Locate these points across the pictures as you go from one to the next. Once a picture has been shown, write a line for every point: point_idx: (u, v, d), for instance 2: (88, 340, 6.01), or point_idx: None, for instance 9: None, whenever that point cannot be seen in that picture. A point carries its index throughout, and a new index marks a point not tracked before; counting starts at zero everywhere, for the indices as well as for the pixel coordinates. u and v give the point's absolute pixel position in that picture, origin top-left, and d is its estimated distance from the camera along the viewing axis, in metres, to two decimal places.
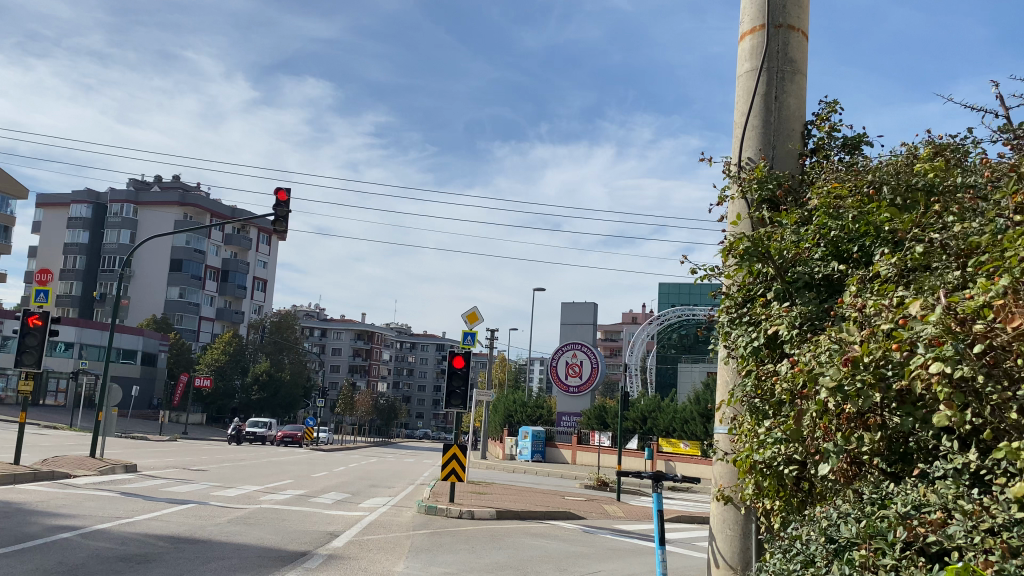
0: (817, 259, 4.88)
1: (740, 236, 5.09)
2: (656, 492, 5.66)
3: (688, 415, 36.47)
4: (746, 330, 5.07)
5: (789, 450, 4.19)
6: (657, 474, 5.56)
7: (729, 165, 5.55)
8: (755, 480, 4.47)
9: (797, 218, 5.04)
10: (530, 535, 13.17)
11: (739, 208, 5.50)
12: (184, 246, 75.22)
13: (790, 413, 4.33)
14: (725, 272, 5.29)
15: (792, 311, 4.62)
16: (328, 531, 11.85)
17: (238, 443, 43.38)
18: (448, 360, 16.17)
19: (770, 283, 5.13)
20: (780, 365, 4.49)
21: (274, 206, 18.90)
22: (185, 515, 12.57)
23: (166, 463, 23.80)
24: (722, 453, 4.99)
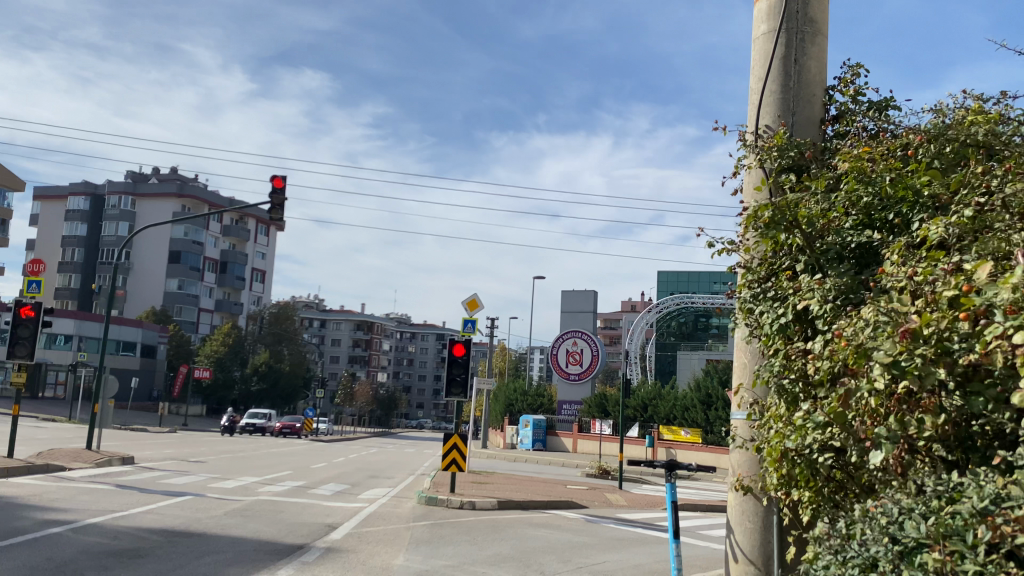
0: (848, 229, 4.57)
1: (763, 204, 4.74)
2: (669, 482, 5.37)
3: (687, 402, 36.08)
4: (771, 305, 4.68)
5: (829, 437, 3.75)
6: (670, 464, 5.28)
7: (745, 134, 5.26)
8: (784, 468, 4.07)
9: (826, 183, 4.73)
10: (533, 525, 12.93)
11: (756, 178, 5.19)
12: (182, 237, 74.85)
13: (829, 395, 3.90)
14: (743, 244, 4.97)
15: (825, 283, 4.26)
16: (326, 523, 11.58)
17: (231, 434, 42.25)
18: (447, 349, 15.89)
19: (795, 255, 4.74)
20: (813, 343, 4.10)
21: (269, 193, 18.63)
22: (181, 507, 12.32)
23: (164, 454, 23.58)
24: (741, 440, 4.67)
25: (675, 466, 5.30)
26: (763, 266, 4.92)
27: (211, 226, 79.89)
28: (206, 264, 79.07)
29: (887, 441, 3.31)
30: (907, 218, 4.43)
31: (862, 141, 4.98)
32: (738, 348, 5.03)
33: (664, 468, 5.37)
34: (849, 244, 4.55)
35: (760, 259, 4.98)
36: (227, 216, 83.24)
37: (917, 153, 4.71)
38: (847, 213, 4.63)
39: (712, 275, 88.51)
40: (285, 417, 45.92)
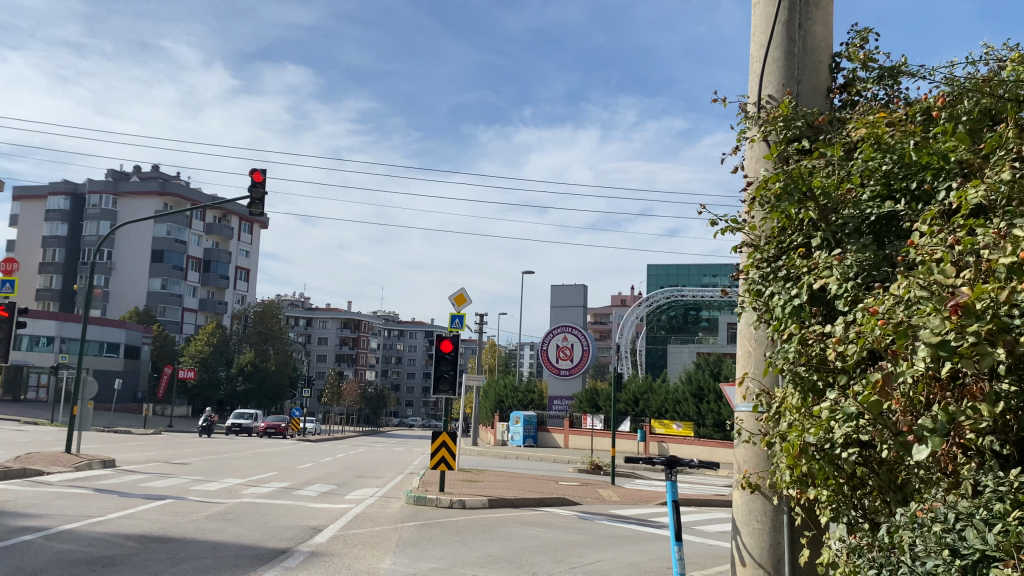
0: (865, 202, 4.29)
1: (773, 175, 4.47)
2: (670, 480, 5.11)
3: (680, 396, 35.83)
4: (784, 288, 4.38)
5: (859, 429, 3.47)
6: (671, 460, 5.02)
7: (746, 106, 5.00)
8: (806, 465, 3.79)
9: (840, 151, 4.43)
10: (524, 524, 12.64)
11: (758, 152, 4.92)
12: (165, 237, 74.10)
13: (856, 381, 3.63)
14: (749, 221, 4.70)
15: (843, 260, 3.99)
16: (311, 525, 11.26)
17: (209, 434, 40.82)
18: (435, 345, 15.57)
19: (808, 232, 4.51)
20: (833, 326, 3.83)
21: (250, 188, 18.25)
22: (162, 511, 11.95)
23: (147, 457, 23.14)
24: (747, 435, 4.41)
25: (676, 464, 5.04)
26: (772, 245, 4.65)
27: (194, 225, 79.13)
28: (190, 264, 78.31)
29: (933, 433, 2.99)
30: (929, 186, 4.12)
31: (871, 107, 4.71)
32: (743, 336, 4.74)
33: (664, 466, 5.11)
34: (866, 217, 4.29)
35: (767, 238, 4.71)
36: (210, 214, 82.43)
37: (938, 117, 4.49)
38: (863, 183, 4.34)
39: (701, 268, 88.44)
40: (270, 417, 45.35)
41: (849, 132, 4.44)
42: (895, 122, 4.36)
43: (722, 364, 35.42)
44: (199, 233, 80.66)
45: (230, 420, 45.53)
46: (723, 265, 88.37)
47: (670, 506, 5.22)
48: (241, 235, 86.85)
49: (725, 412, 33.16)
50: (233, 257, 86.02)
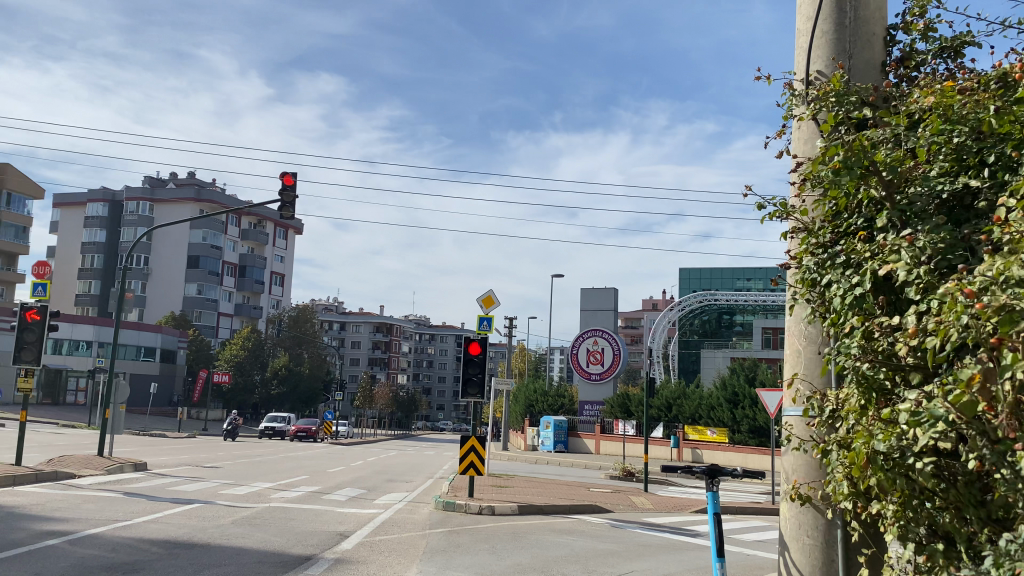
0: (934, 178, 3.90)
1: (831, 146, 4.09)
2: (711, 491, 4.80)
3: (715, 401, 35.16)
4: (843, 274, 3.95)
5: (943, 430, 3.08)
6: (711, 470, 4.68)
7: (792, 83, 4.69)
8: (876, 476, 3.41)
9: (907, 122, 4.03)
10: (555, 532, 12.32)
11: (807, 132, 4.56)
12: (201, 243, 74.99)
13: (942, 377, 3.23)
14: (800, 203, 4.33)
15: (916, 241, 3.58)
16: (337, 531, 11.04)
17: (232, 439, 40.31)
18: (463, 348, 15.35)
19: (873, 213, 4.10)
20: (906, 316, 3.44)
21: (280, 191, 18.20)
22: (188, 515, 11.81)
23: (178, 460, 23.20)
24: (797, 443, 4.05)
25: (717, 473, 4.70)
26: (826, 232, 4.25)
27: (230, 230, 79.95)
28: (226, 269, 79.17)
29: None
30: (1010, 158, 3.67)
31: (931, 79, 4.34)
32: (791, 334, 4.35)
33: (703, 475, 4.79)
34: (937, 194, 3.89)
35: (819, 222, 4.34)
36: (245, 220, 83.24)
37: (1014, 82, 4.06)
38: (932, 158, 3.95)
39: (734, 272, 87.46)
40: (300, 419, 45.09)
41: (919, 101, 4.05)
42: (967, 91, 3.98)
43: (757, 369, 34.80)
44: (235, 238, 81.50)
45: (262, 424, 45.67)
46: (756, 269, 87.32)
47: (710, 517, 4.89)
48: (275, 241, 87.59)
49: (760, 418, 32.54)
50: (268, 262, 86.78)
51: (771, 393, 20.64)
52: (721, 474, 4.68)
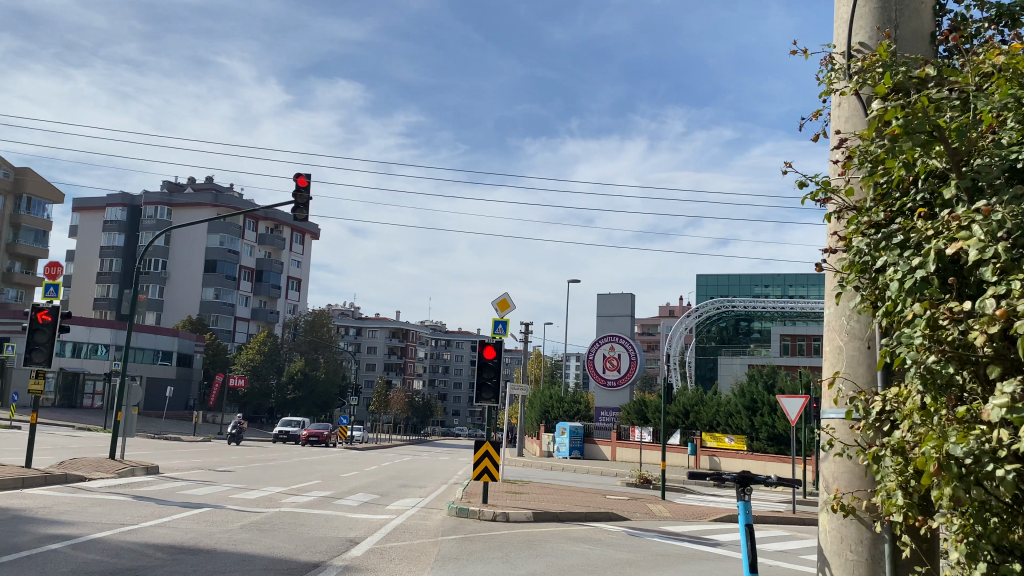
0: (1006, 147, 3.40)
1: (882, 116, 3.75)
2: (742, 501, 4.48)
3: (732, 408, 34.61)
4: (903, 255, 3.45)
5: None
6: (743, 477, 4.37)
7: (832, 57, 4.37)
8: (945, 482, 3.02)
9: (969, 86, 3.69)
10: (570, 540, 11.98)
11: (849, 107, 4.20)
12: (218, 247, 75.25)
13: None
14: (847, 180, 3.91)
15: (995, 212, 3.09)
16: (347, 537, 10.78)
17: (238, 443, 39.75)
18: (478, 351, 15.09)
19: (934, 189, 3.63)
20: (983, 302, 2.99)
21: (294, 193, 18.02)
22: (197, 520, 11.58)
23: (191, 464, 23.04)
24: (839, 446, 3.64)
25: (750, 479, 4.38)
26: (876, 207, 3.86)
27: (247, 235, 80.20)
28: (243, 273, 79.43)
29: None
30: None
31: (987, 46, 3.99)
32: (831, 324, 3.86)
33: (735, 483, 4.47)
34: (1012, 163, 3.37)
35: (869, 201, 3.91)
36: (262, 225, 83.45)
37: None
38: (1001, 123, 3.49)
39: (752, 278, 86.71)
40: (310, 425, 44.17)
41: (985, 66, 3.69)
42: None
43: (776, 376, 34.18)
44: (252, 243, 81.72)
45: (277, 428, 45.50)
46: (774, 276, 86.53)
47: (741, 526, 4.55)
48: (292, 245, 87.78)
49: (779, 426, 31.93)
50: (284, 266, 86.98)
51: (792, 399, 20.17)
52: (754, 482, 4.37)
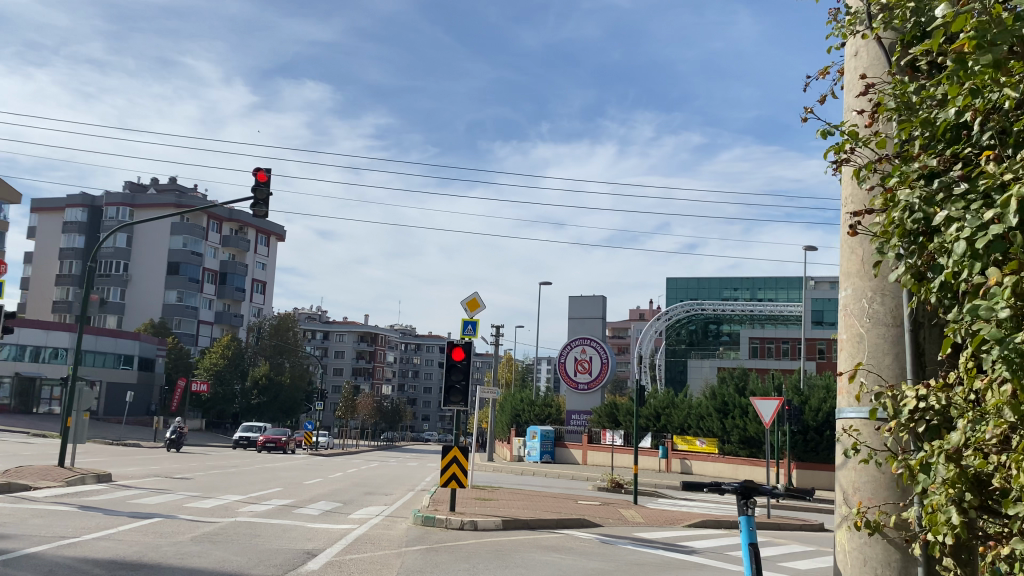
0: None
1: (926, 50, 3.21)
2: (746, 514, 3.98)
3: (704, 411, 34.34)
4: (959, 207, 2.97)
5: None
6: (746, 487, 3.92)
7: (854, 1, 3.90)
8: None
9: None
10: (540, 549, 11.47)
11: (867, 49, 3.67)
12: (181, 249, 73.78)
13: None
14: (876, 132, 3.42)
15: None
16: (305, 549, 10.16)
17: (177, 449, 36.58)
18: (446, 353, 14.52)
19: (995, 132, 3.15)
20: None
21: (253, 188, 17.37)
22: (144, 531, 10.87)
23: (147, 471, 22.17)
24: (869, 445, 3.12)
25: (753, 489, 3.93)
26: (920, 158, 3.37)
27: (211, 237, 78.77)
28: (207, 276, 77.95)
29: None
30: None
31: None
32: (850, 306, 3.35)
33: (736, 495, 4.02)
34: None
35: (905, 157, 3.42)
36: (227, 227, 81.99)
37: None
38: None
39: (721, 282, 87.10)
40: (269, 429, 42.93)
41: None
42: None
43: (747, 379, 33.94)
44: (216, 245, 80.24)
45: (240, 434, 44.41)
46: (742, 279, 87.04)
47: (744, 544, 4.06)
48: (257, 248, 86.42)
49: (750, 428, 31.54)
50: (250, 269, 85.54)
51: (765, 401, 19.96)
52: (758, 491, 3.92)
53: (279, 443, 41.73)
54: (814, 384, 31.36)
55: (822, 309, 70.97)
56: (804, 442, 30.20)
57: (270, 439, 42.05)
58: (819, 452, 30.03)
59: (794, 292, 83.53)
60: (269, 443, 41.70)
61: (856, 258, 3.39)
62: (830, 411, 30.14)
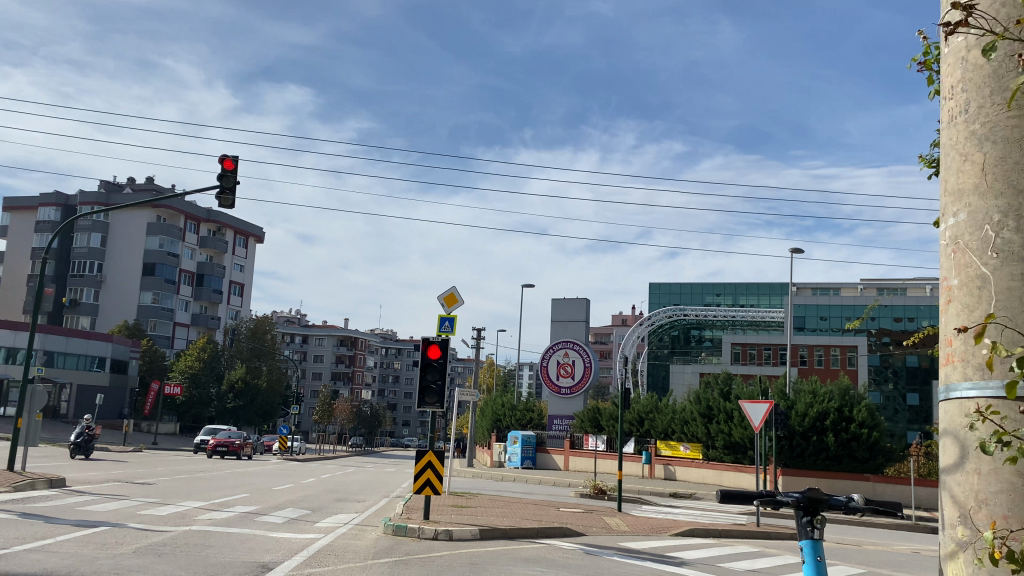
0: None
1: None
2: (809, 539, 3.22)
3: (687, 416, 33.71)
4: None
5: None
6: (811, 499, 3.13)
7: None
8: None
9: None
10: (521, 562, 10.53)
11: None
12: (157, 250, 72.21)
13: None
14: None
15: None
16: (260, 562, 9.19)
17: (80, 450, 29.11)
18: (421, 351, 13.63)
19: None
20: None
21: (219, 176, 16.41)
22: (82, 541, 9.85)
23: (106, 476, 20.98)
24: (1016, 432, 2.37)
25: (819, 501, 3.14)
26: None
27: (188, 238, 77.31)
28: (183, 277, 76.50)
29: None
30: None
31: None
32: (975, 236, 2.64)
33: (798, 513, 3.24)
34: None
35: None
36: (205, 228, 80.47)
37: None
38: None
39: (704, 287, 86.71)
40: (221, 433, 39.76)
41: None
42: None
43: (732, 383, 33.12)
44: (193, 246, 78.80)
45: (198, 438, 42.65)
46: (725, 284, 86.86)
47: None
48: (235, 249, 84.96)
49: (735, 434, 30.77)
50: (227, 271, 84.05)
51: (754, 404, 19.18)
52: (826, 503, 3.13)
53: (232, 448, 38.39)
54: (800, 388, 30.72)
55: (806, 315, 70.66)
56: (790, 447, 29.60)
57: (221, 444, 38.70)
58: (805, 457, 29.45)
59: (775, 297, 83.54)
60: (220, 448, 38.29)
61: (975, 165, 2.68)
62: (817, 416, 29.42)
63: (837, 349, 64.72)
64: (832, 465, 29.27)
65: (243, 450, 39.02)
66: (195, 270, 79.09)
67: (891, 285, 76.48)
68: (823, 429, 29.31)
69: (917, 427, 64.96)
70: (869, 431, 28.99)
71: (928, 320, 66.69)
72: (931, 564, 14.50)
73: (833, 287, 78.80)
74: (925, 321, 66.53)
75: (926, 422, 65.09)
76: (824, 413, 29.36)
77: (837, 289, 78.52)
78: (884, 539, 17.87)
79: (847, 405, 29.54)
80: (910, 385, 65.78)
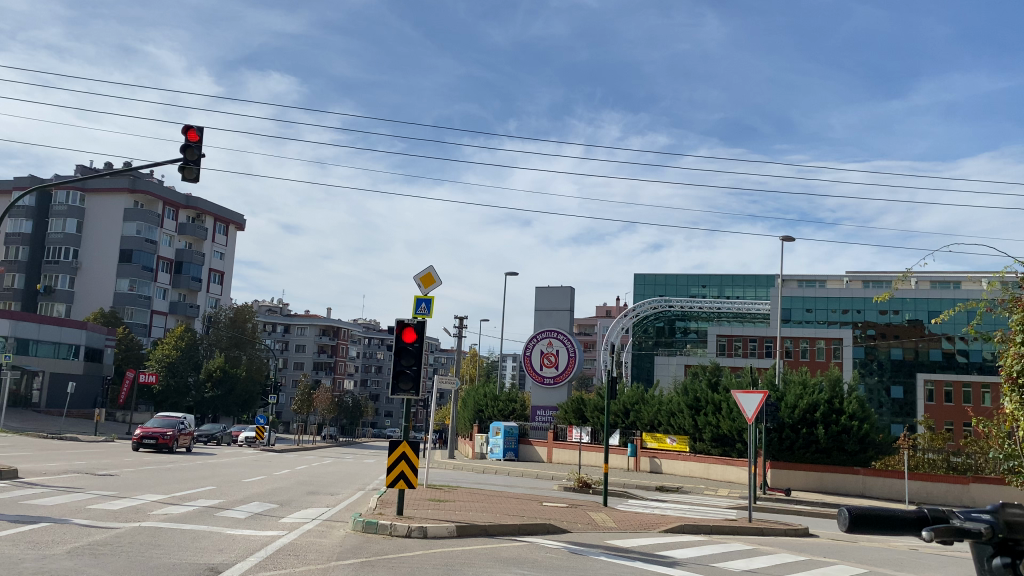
0: None
1: None
2: None
3: (674, 407, 33.02)
4: None
5: None
6: (1010, 526, 2.12)
7: None
8: None
9: None
10: (500, 563, 9.60)
11: None
12: (134, 236, 70.52)
13: None
14: None
15: None
16: (208, 565, 8.24)
17: None
18: (395, 334, 12.68)
19: None
20: None
21: (182, 148, 15.39)
22: (12, 541, 8.82)
23: (66, 467, 19.86)
24: None
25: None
26: None
27: (166, 224, 75.63)
28: (161, 264, 74.87)
29: None
30: None
31: None
32: None
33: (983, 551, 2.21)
34: None
35: None
36: (184, 214, 78.91)
37: None
38: None
39: (689, 279, 86.22)
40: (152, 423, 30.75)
41: None
42: None
43: (719, 375, 32.62)
44: (171, 232, 77.14)
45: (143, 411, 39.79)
46: (710, 276, 86.37)
47: None
48: (215, 237, 83.38)
49: (723, 426, 30.04)
50: (206, 259, 82.50)
51: (747, 395, 18.39)
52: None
53: (163, 440, 30.42)
54: (790, 379, 30.16)
55: (791, 307, 70.04)
56: (779, 440, 28.95)
57: (150, 434, 30.72)
58: (794, 450, 28.79)
59: (760, 289, 83.35)
60: (148, 438, 30.21)
61: None
62: (807, 408, 28.77)
63: (821, 341, 64.20)
64: (822, 458, 28.67)
65: (176, 443, 31.20)
66: (174, 257, 77.45)
67: (876, 278, 76.43)
68: (813, 421, 28.66)
69: (900, 420, 64.44)
70: (859, 423, 28.43)
71: (913, 313, 66.51)
72: (934, 561, 13.70)
73: (819, 279, 78.43)
74: (910, 314, 66.42)
75: (910, 415, 64.85)
76: (814, 405, 28.75)
77: (823, 281, 78.17)
78: (878, 536, 17.25)
79: (836, 397, 29.02)
80: (895, 378, 65.80)
